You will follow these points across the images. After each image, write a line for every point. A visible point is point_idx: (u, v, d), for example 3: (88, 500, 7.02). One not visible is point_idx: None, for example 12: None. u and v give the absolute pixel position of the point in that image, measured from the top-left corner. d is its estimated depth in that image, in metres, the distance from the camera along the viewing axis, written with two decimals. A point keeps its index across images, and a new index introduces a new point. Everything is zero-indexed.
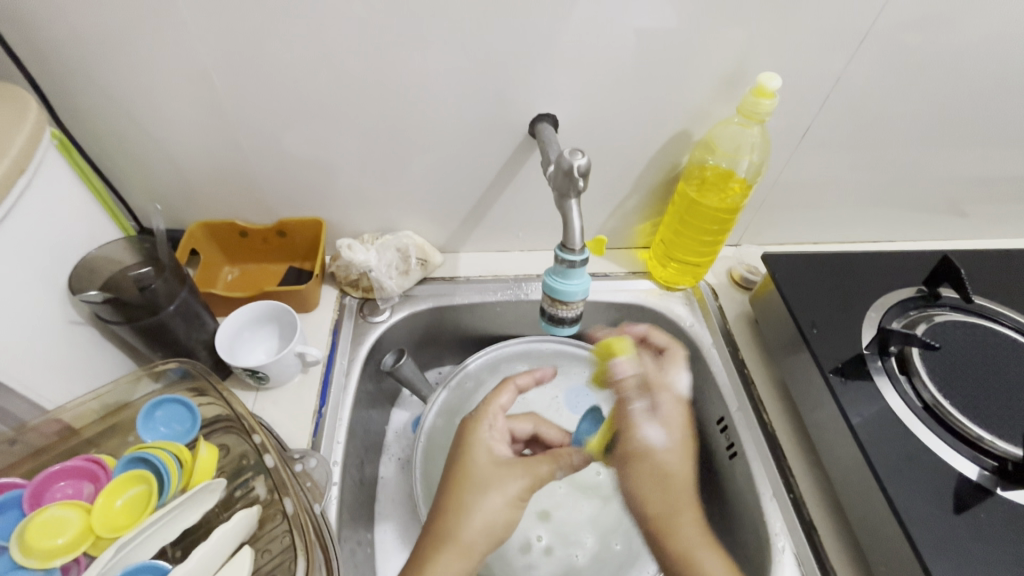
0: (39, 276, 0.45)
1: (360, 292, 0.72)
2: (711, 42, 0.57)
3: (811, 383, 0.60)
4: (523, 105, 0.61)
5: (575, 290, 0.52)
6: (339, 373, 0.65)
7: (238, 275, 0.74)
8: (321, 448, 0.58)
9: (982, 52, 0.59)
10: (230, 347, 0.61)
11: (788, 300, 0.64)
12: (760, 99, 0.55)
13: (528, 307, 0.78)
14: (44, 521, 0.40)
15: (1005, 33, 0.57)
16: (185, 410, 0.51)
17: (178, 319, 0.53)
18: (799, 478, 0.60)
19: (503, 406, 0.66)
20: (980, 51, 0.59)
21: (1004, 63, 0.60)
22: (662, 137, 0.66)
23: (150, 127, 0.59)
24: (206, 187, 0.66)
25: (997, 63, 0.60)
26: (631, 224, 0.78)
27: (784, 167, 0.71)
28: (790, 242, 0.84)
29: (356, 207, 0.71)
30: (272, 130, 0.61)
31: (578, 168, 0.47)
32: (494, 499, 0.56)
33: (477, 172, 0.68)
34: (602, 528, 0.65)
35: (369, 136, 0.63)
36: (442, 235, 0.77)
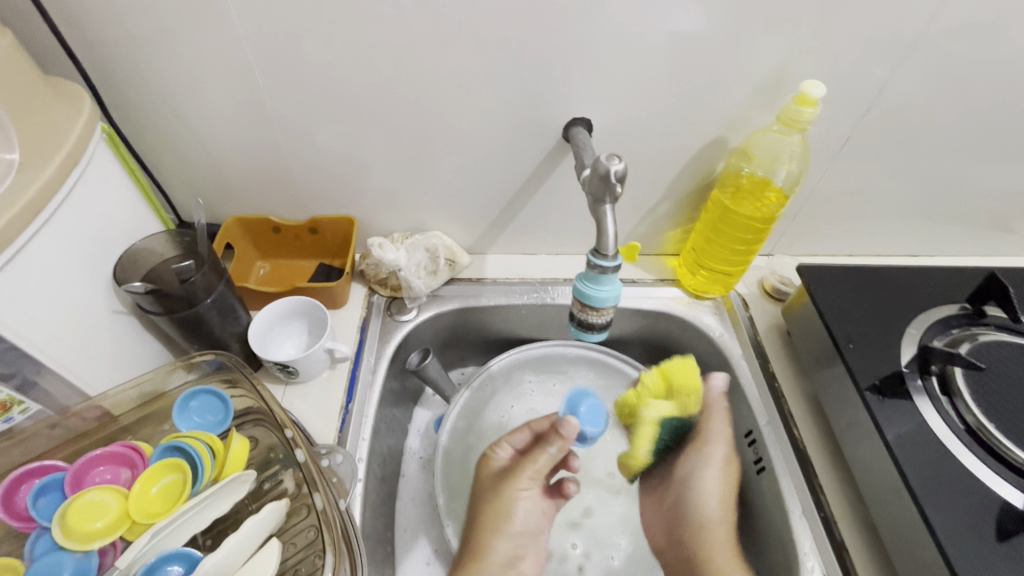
0: (85, 266, 0.47)
1: (388, 290, 0.72)
2: (750, 49, 0.56)
3: (846, 399, 0.59)
4: (557, 109, 0.61)
5: (606, 296, 0.51)
6: (366, 370, 0.66)
7: (270, 270, 0.75)
8: (347, 443, 0.59)
9: None
10: (262, 341, 0.61)
11: (825, 313, 0.62)
12: (802, 107, 0.54)
13: (553, 311, 0.77)
14: (83, 505, 0.42)
15: None
16: (218, 402, 0.51)
17: (214, 312, 0.54)
18: (830, 496, 0.58)
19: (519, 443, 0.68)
20: None
21: None
22: (697, 142, 0.65)
23: (193, 123, 0.61)
24: (243, 183, 0.68)
25: None
26: (661, 229, 0.76)
27: (822, 177, 0.69)
28: (824, 254, 0.82)
29: (387, 206, 0.72)
30: (308, 129, 0.62)
31: (615, 173, 0.46)
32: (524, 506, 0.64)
33: (507, 174, 0.68)
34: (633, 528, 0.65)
35: (403, 136, 0.64)
36: (470, 237, 0.77)
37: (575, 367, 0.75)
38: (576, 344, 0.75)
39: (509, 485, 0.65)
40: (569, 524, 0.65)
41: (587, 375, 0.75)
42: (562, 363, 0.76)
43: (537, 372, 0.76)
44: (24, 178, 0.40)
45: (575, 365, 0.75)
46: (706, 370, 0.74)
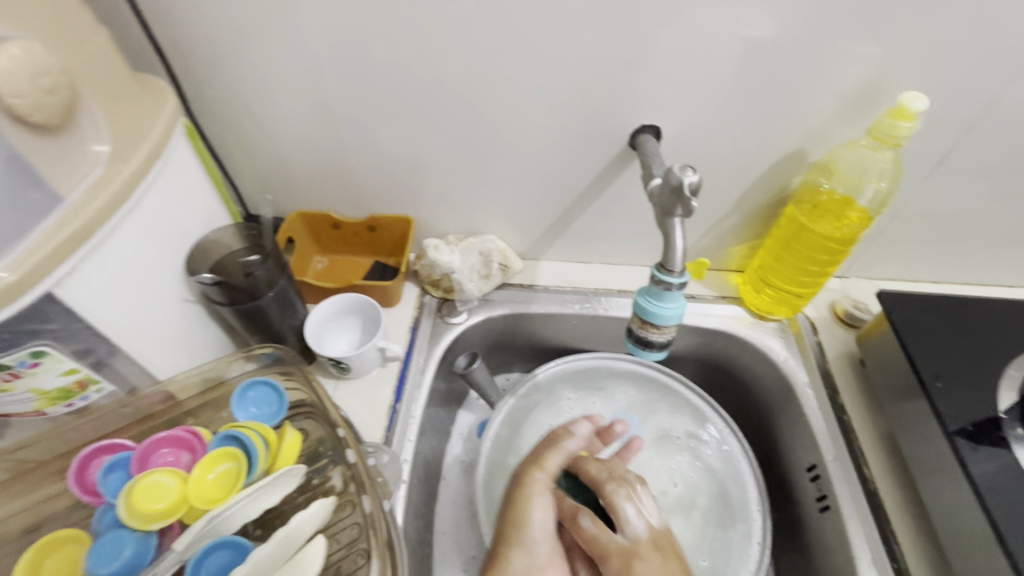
0: (162, 255, 0.49)
1: (440, 291, 0.72)
2: (840, 58, 0.52)
3: (928, 442, 0.53)
4: (624, 116, 0.59)
5: (669, 313, 0.49)
6: (415, 370, 0.66)
7: (327, 265, 0.76)
8: (393, 443, 0.59)
9: None
10: (317, 335, 0.62)
11: (909, 345, 0.57)
12: (899, 121, 0.50)
13: (605, 323, 0.75)
14: (146, 486, 0.43)
15: None
16: (273, 394, 0.52)
17: (274, 305, 0.55)
18: (905, 545, 0.53)
19: (552, 470, 0.54)
20: None
21: None
22: (772, 154, 0.61)
23: (264, 120, 0.62)
24: (307, 180, 0.69)
25: None
26: (726, 244, 0.73)
27: (911, 197, 0.64)
28: (904, 279, 0.75)
29: (444, 208, 0.72)
30: (374, 129, 0.63)
31: (688, 185, 0.44)
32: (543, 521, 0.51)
33: (567, 180, 0.67)
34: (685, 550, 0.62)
35: (465, 139, 0.63)
36: (524, 242, 0.76)
37: (614, 382, 0.74)
38: (623, 356, 0.73)
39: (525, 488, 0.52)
40: None
41: (626, 391, 0.73)
42: (612, 376, 0.73)
43: (575, 388, 0.74)
44: (115, 169, 0.42)
45: (614, 379, 0.74)
46: (767, 396, 0.70)
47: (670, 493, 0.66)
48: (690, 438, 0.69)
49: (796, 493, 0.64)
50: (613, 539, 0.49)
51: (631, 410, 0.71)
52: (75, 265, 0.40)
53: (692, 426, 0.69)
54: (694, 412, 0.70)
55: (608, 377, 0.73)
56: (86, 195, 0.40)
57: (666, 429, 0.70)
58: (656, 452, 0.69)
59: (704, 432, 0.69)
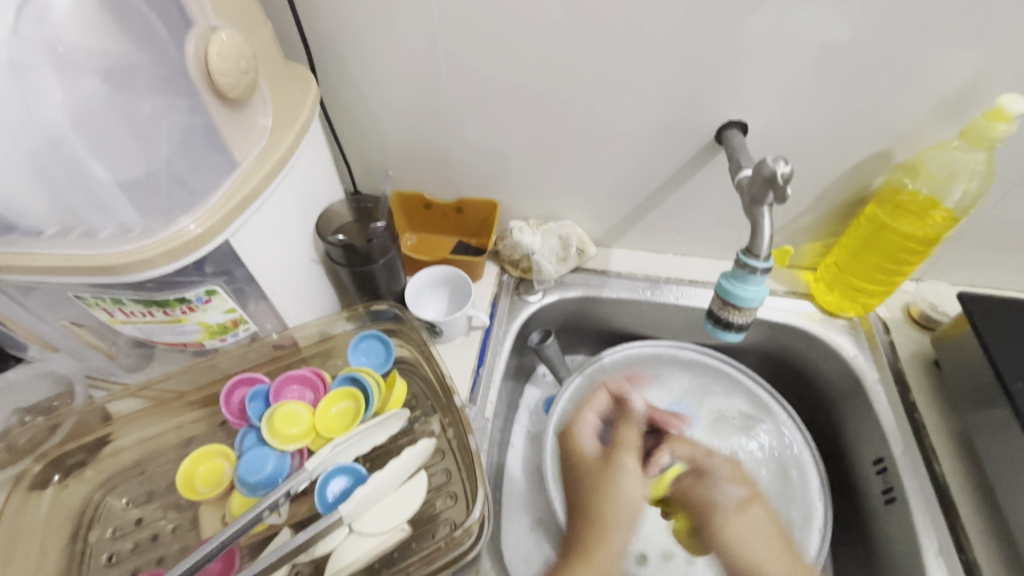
0: (300, 219, 0.56)
1: (519, 271, 0.77)
2: (941, 60, 0.53)
3: (1008, 443, 0.54)
4: (713, 112, 0.62)
5: (751, 297, 0.52)
6: (495, 341, 0.71)
7: (416, 242, 0.83)
8: (477, 403, 0.64)
9: None
10: (413, 301, 0.69)
11: (991, 348, 0.57)
12: (995, 123, 0.51)
13: (674, 311, 0.78)
14: (284, 413, 0.51)
15: None
16: (381, 346, 0.59)
17: (383, 271, 0.62)
18: (974, 540, 0.55)
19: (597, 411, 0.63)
20: None
21: None
22: (858, 153, 0.62)
23: (376, 105, 0.69)
24: (406, 162, 0.76)
25: None
26: (799, 241, 0.74)
27: (1001, 202, 0.64)
28: (984, 286, 0.75)
29: (527, 193, 0.77)
30: (473, 117, 0.68)
31: (781, 175, 0.47)
32: (635, 486, 0.54)
33: (649, 172, 0.70)
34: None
35: (557, 130, 0.68)
36: (599, 229, 0.80)
37: (670, 371, 0.77)
38: (691, 347, 0.77)
39: (617, 461, 0.56)
40: None
41: (682, 379, 0.77)
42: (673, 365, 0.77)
43: (634, 376, 0.77)
44: (275, 141, 0.49)
45: (670, 368, 0.77)
46: (833, 390, 0.71)
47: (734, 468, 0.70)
48: (745, 420, 0.73)
49: (859, 485, 0.65)
50: (720, 494, 0.57)
51: (685, 398, 0.76)
52: (245, 220, 0.47)
53: (749, 411, 0.73)
54: (754, 399, 0.74)
55: (667, 366, 0.77)
56: (256, 162, 0.47)
57: (721, 412, 0.75)
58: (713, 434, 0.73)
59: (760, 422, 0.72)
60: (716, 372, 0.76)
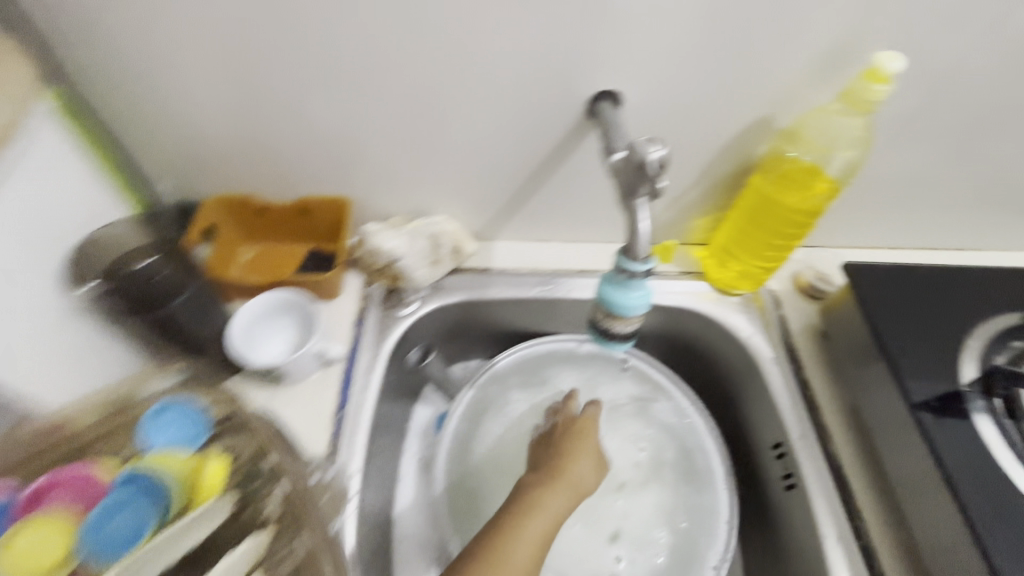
0: (31, 261, 0.42)
1: (386, 280, 0.64)
2: (812, 14, 0.48)
3: (894, 417, 0.53)
4: (581, 80, 0.53)
5: (634, 304, 0.45)
6: (362, 372, 0.60)
7: (255, 256, 0.66)
8: (341, 455, 0.53)
9: None
10: (247, 338, 0.55)
11: (873, 317, 0.56)
12: (873, 85, 0.46)
13: (567, 305, 0.70)
14: (24, 549, 0.35)
15: None
16: (189, 415, 0.45)
17: (188, 311, 0.49)
18: (870, 519, 0.53)
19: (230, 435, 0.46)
20: None
21: None
22: (740, 122, 0.57)
23: (168, 87, 0.54)
24: (226, 159, 0.61)
25: None
26: (689, 219, 0.69)
27: (875, 162, 0.62)
28: (870, 248, 0.74)
29: (385, 187, 0.64)
30: (297, 96, 0.55)
31: (652, 163, 0.39)
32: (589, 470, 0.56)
33: (522, 154, 0.61)
34: (665, 514, 0.63)
35: (404, 108, 0.56)
36: (478, 222, 0.69)
37: (555, 374, 0.70)
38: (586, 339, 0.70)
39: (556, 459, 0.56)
40: (607, 537, 0.62)
41: (570, 378, 0.70)
42: (571, 360, 0.71)
43: (520, 388, 0.69)
44: None
45: (554, 371, 0.70)
46: (732, 372, 0.68)
47: (640, 460, 0.66)
48: (638, 406, 0.69)
49: (761, 470, 0.63)
50: None
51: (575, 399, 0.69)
52: None
53: (641, 395, 0.69)
54: (644, 381, 0.70)
55: (552, 365, 0.71)
56: None
57: (617, 400, 0.69)
58: (612, 430, 0.67)
59: (656, 402, 0.69)
60: (597, 362, 0.71)
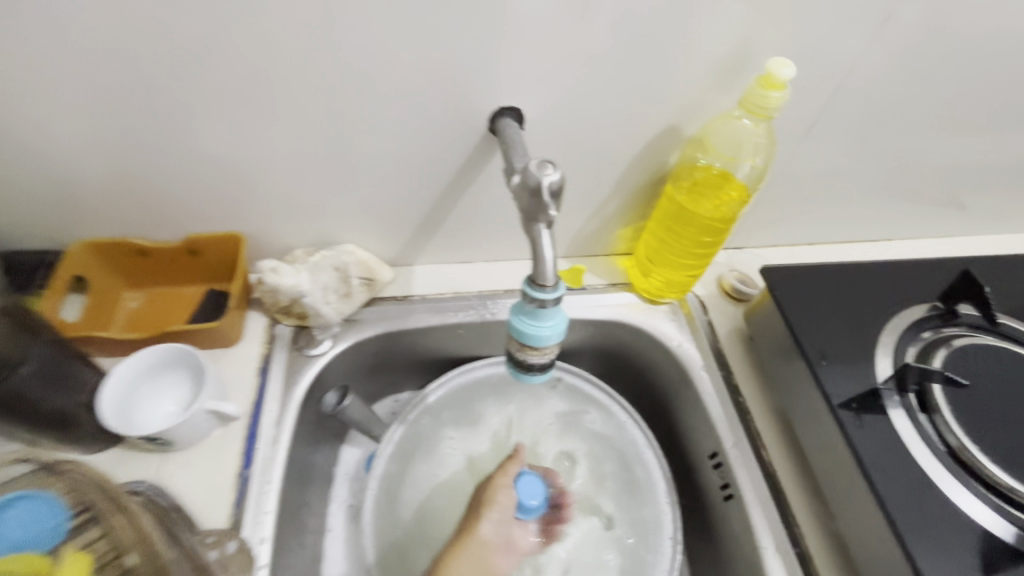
0: None
1: (293, 319, 0.60)
2: (706, 21, 0.47)
3: (818, 418, 0.53)
4: (480, 96, 0.50)
5: (546, 333, 0.42)
6: (268, 425, 0.54)
7: (143, 303, 0.60)
8: (245, 525, 0.48)
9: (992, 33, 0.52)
10: (125, 407, 0.48)
11: (791, 320, 0.56)
12: (769, 91, 0.46)
13: (495, 328, 0.67)
14: None
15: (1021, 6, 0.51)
16: (46, 506, 0.38)
17: (39, 381, 0.42)
18: (803, 524, 0.53)
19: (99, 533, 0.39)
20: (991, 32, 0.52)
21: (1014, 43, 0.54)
22: (648, 131, 0.55)
23: (4, 122, 0.47)
24: (92, 199, 0.54)
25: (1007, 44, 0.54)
26: (611, 229, 0.67)
27: (784, 164, 0.63)
28: (788, 246, 0.75)
29: (284, 218, 0.59)
30: (165, 127, 0.49)
31: (548, 186, 0.37)
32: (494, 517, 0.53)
33: (430, 175, 0.57)
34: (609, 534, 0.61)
35: (292, 134, 0.51)
36: (392, 248, 0.65)
37: (485, 402, 0.67)
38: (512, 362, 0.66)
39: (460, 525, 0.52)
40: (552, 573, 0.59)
41: (500, 408, 0.67)
42: (500, 384, 0.67)
43: (451, 420, 0.66)
44: None
45: (485, 398, 0.67)
46: (665, 382, 0.67)
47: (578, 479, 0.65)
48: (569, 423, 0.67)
49: (699, 480, 0.62)
50: None
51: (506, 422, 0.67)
52: None
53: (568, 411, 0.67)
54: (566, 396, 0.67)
55: (479, 395, 0.67)
56: None
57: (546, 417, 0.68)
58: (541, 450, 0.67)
59: (586, 414, 0.66)
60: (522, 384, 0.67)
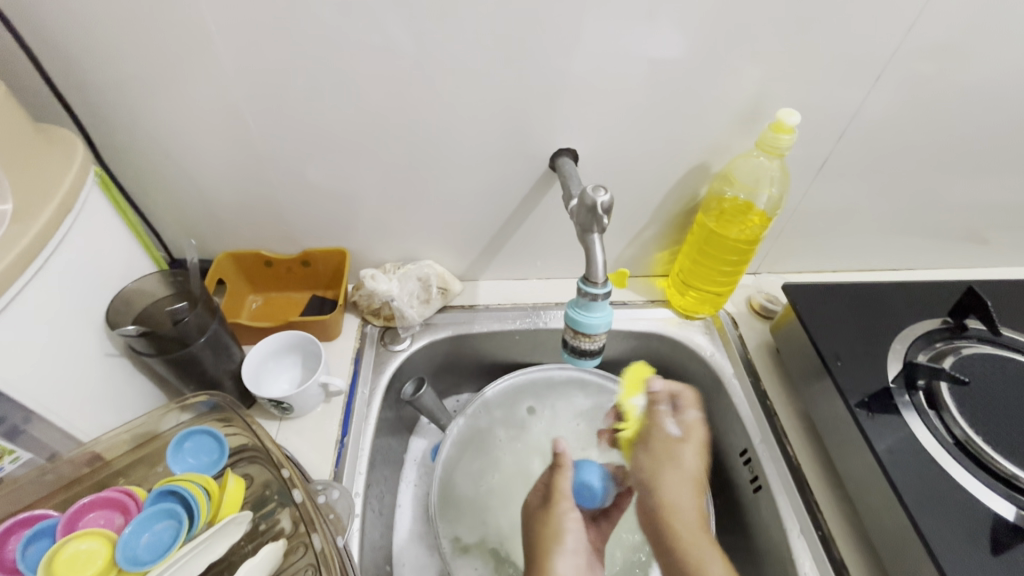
0: (77, 309, 0.49)
1: (381, 320, 0.72)
2: (728, 81, 0.58)
3: (837, 416, 0.60)
4: (544, 140, 0.63)
5: (597, 322, 0.52)
6: (361, 403, 0.65)
7: (262, 303, 0.75)
8: (344, 478, 0.58)
9: (987, 88, 0.61)
10: (255, 376, 0.62)
11: (811, 330, 0.64)
12: (779, 134, 0.57)
13: (546, 335, 0.77)
14: (72, 556, 0.41)
15: (1012, 67, 0.59)
16: (213, 441, 0.51)
17: (208, 350, 0.55)
18: (826, 512, 0.59)
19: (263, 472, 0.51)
20: (986, 88, 0.61)
21: (1011, 97, 0.62)
22: (681, 168, 0.67)
23: (187, 161, 0.62)
24: (235, 220, 0.68)
25: (1004, 98, 0.62)
26: (649, 252, 0.78)
27: (803, 198, 0.72)
28: (811, 271, 0.84)
29: (379, 237, 0.72)
30: (297, 164, 0.63)
31: (601, 205, 0.48)
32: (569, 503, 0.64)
33: (498, 204, 0.70)
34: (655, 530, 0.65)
35: (393, 171, 0.65)
36: (462, 264, 0.77)
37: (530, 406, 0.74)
38: (557, 366, 0.74)
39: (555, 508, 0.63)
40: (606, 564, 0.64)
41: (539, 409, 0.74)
42: (545, 389, 0.74)
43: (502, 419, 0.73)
44: (17, 230, 0.42)
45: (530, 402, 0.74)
46: (700, 389, 0.75)
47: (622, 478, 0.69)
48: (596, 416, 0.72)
49: (733, 478, 0.68)
50: None
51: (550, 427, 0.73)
52: None
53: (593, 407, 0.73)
54: (589, 390, 0.74)
55: (525, 397, 0.74)
56: None
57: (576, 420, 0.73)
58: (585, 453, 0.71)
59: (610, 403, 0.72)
60: (561, 386, 0.74)
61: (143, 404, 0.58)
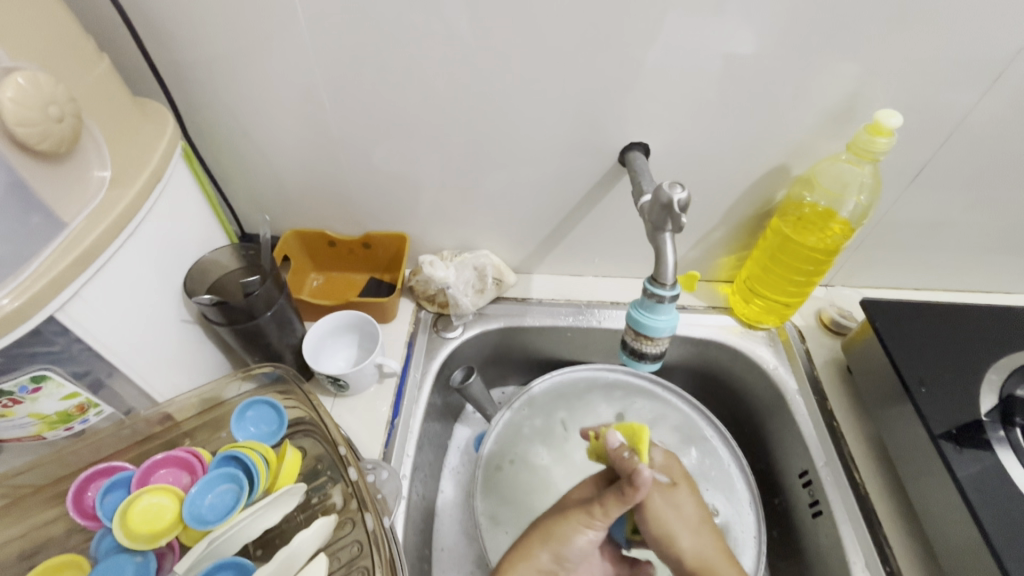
0: (160, 274, 0.51)
1: (435, 306, 0.73)
2: (822, 78, 0.54)
3: (915, 446, 0.55)
4: (615, 133, 0.60)
5: (662, 325, 0.50)
6: (412, 386, 0.66)
7: (322, 282, 0.78)
8: (392, 459, 0.59)
9: None
10: (314, 353, 0.64)
11: (893, 350, 0.59)
12: (876, 137, 0.53)
13: (599, 334, 0.76)
14: (144, 509, 0.43)
15: None
16: (272, 412, 0.53)
17: (272, 325, 0.57)
18: (895, 547, 0.55)
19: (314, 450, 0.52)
20: None
21: None
22: (759, 169, 0.63)
23: (263, 140, 0.63)
24: (302, 199, 0.70)
25: None
26: (714, 256, 0.75)
27: (890, 208, 0.67)
28: (889, 287, 0.79)
29: (438, 224, 0.73)
30: (365, 147, 0.64)
31: (678, 202, 0.46)
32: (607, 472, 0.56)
33: (561, 198, 0.68)
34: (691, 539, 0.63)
35: (459, 159, 0.64)
36: (518, 256, 0.77)
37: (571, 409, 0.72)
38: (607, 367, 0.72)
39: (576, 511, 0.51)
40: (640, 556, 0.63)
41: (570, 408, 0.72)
42: (575, 391, 0.73)
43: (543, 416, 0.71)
44: (112, 197, 0.45)
45: (569, 407, 0.72)
46: (759, 403, 0.71)
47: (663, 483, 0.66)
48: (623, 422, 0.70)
49: (790, 499, 0.65)
50: None
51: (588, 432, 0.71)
52: (77, 288, 0.42)
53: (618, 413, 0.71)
54: (614, 394, 0.72)
55: (565, 396, 0.72)
56: (89, 220, 0.43)
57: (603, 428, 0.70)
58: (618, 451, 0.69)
59: (633, 404, 0.71)
60: (592, 391, 0.72)
61: (211, 370, 0.61)
